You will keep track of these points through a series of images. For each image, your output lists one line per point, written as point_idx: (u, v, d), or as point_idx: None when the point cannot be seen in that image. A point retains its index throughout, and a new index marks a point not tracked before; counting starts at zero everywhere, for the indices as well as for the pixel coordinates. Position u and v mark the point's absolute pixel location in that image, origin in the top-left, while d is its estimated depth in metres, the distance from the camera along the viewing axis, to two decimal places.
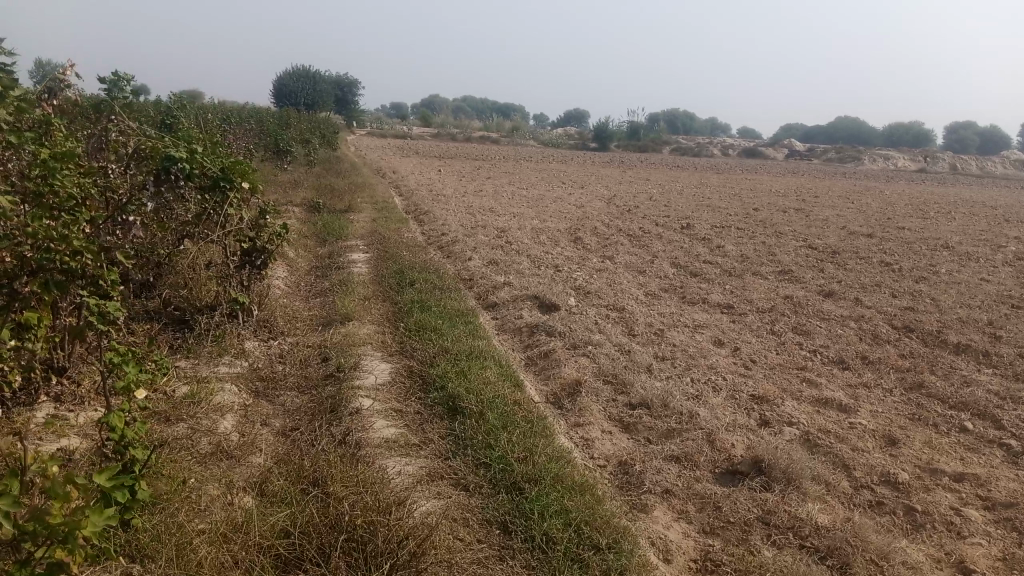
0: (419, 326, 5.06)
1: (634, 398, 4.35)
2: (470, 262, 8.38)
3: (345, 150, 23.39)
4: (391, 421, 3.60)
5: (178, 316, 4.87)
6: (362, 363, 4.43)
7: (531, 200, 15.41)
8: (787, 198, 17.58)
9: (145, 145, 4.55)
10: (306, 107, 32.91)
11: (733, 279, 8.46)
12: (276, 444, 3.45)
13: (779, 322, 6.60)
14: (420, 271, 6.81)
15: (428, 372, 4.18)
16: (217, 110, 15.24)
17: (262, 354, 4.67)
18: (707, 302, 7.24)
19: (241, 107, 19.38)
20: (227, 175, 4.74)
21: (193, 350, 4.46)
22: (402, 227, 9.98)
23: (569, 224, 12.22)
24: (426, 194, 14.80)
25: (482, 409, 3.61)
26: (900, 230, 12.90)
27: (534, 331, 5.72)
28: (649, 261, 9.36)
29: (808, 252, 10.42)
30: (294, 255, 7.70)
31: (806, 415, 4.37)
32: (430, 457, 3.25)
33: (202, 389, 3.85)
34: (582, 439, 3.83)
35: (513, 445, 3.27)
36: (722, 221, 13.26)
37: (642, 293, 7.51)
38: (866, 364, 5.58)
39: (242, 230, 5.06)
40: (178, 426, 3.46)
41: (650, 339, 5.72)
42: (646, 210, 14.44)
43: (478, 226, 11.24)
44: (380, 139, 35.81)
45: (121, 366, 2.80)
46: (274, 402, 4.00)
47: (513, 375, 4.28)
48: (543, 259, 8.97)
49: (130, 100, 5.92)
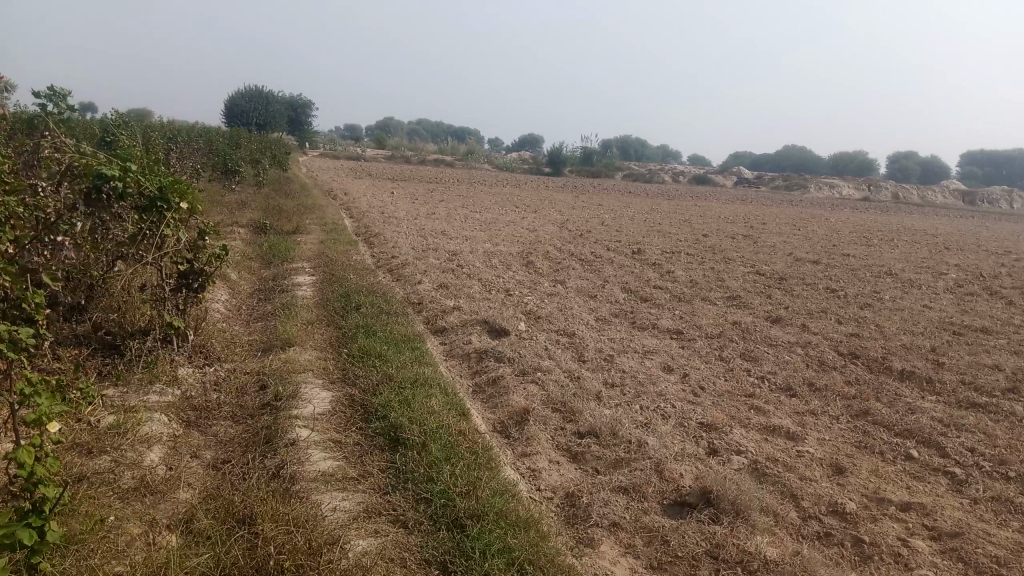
0: (363, 352, 4.92)
1: (583, 426, 4.26)
2: (420, 285, 8.25)
3: (296, 172, 23.12)
4: (330, 454, 3.46)
5: (109, 341, 4.65)
6: (302, 391, 4.28)
7: (483, 223, 15.36)
8: (736, 224, 17.83)
9: (77, 162, 4.35)
10: (257, 128, 32.52)
11: (682, 305, 8.48)
12: (205, 478, 3.28)
13: (728, 348, 6.60)
14: (367, 295, 6.67)
15: (370, 400, 4.05)
16: (163, 128, 14.90)
17: (197, 381, 4.48)
18: (657, 328, 7.22)
19: (189, 126, 19.03)
20: (165, 196, 4.58)
21: (123, 376, 4.25)
22: (351, 249, 9.82)
23: (521, 248, 12.19)
24: (377, 216, 14.65)
25: (425, 440, 3.49)
26: (845, 257, 13.15)
27: (483, 357, 5.62)
28: (600, 286, 9.34)
29: (756, 278, 10.53)
30: (237, 278, 7.49)
31: (754, 443, 4.33)
32: (368, 492, 3.12)
33: (130, 418, 3.65)
34: (528, 469, 3.73)
35: (455, 478, 3.15)
36: (672, 246, 13.36)
37: (592, 318, 7.46)
38: (813, 391, 5.59)
39: (180, 251, 4.90)
40: (101, 460, 3.26)
41: (600, 365, 5.65)
42: (598, 235, 14.50)
43: (429, 248, 11.13)
44: (333, 161, 35.51)
45: (31, 397, 2.59)
46: (207, 433, 3.83)
47: (458, 403, 4.16)
48: (494, 283, 8.89)
49: (64, 114, 5.69)
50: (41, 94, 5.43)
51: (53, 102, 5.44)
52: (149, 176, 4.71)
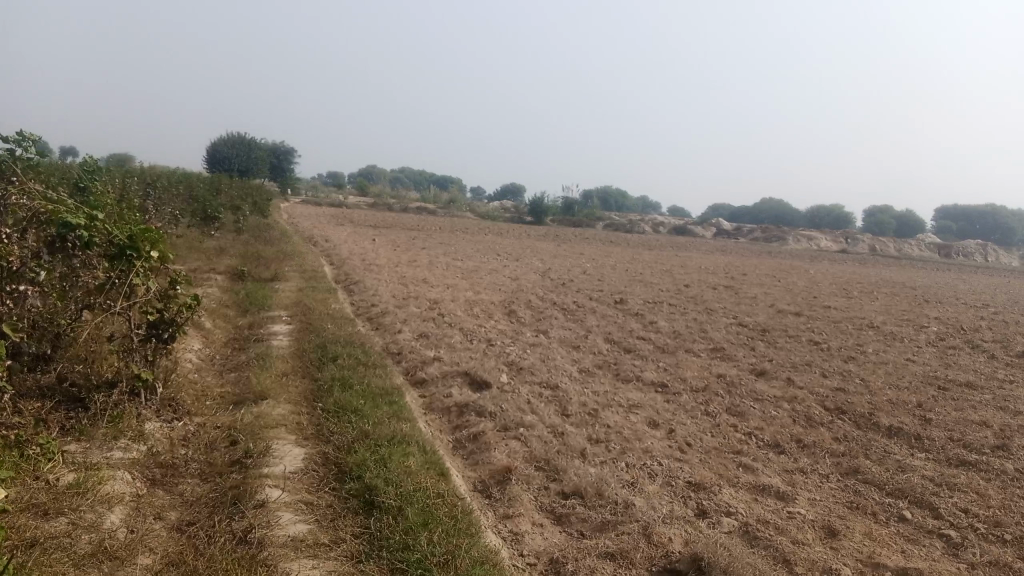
0: (339, 406, 4.75)
1: (567, 486, 4.10)
2: (400, 335, 8.10)
3: (277, 218, 23.04)
4: (300, 517, 3.28)
5: (74, 393, 4.45)
6: (273, 447, 4.10)
7: (465, 271, 15.30)
8: (717, 275, 17.88)
9: (43, 208, 4.20)
10: (240, 174, 32.49)
11: (666, 357, 8.37)
12: (169, 542, 3.07)
13: (713, 402, 6.48)
14: (345, 345, 6.51)
15: (344, 459, 3.87)
16: (143, 174, 14.79)
17: (164, 437, 4.28)
18: (641, 380, 7.09)
19: (170, 171, 18.94)
20: (134, 244, 4.42)
21: (86, 432, 4.04)
22: (330, 297, 9.67)
23: (503, 297, 12.09)
24: (358, 263, 14.54)
25: (401, 503, 3.31)
26: (826, 309, 13.17)
27: (464, 410, 5.46)
28: (583, 336, 9.22)
29: (739, 330, 10.47)
30: (212, 326, 7.31)
31: (744, 504, 4.19)
32: (340, 560, 2.94)
33: (90, 477, 3.43)
34: (510, 533, 3.57)
35: (433, 545, 2.97)
36: (654, 296, 13.33)
37: (575, 370, 7.33)
38: (801, 448, 5.45)
39: (150, 301, 4.73)
40: (57, 522, 3.04)
41: (584, 420, 5.50)
42: (580, 284, 14.45)
43: (410, 297, 10.99)
44: (315, 208, 35.48)
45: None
46: (172, 492, 3.63)
47: (438, 462, 4.00)
48: (476, 333, 8.75)
49: (34, 158, 5.54)
50: (10, 139, 5.29)
51: (22, 146, 5.30)
52: (119, 224, 4.56)
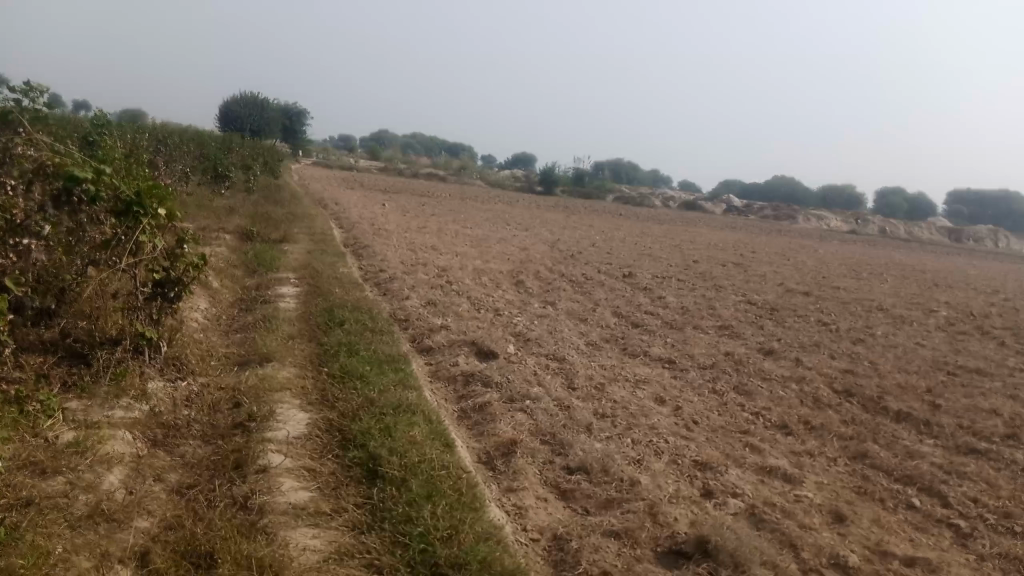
0: (344, 372, 4.69)
1: (572, 461, 4.04)
2: (407, 301, 8.04)
3: (286, 179, 22.89)
4: (302, 484, 3.23)
5: (76, 349, 4.40)
6: (277, 411, 4.05)
7: (474, 239, 15.20)
8: (727, 251, 17.74)
9: (48, 162, 4.11)
10: (250, 134, 32.28)
11: (674, 332, 8.28)
12: (168, 504, 3.02)
13: (721, 381, 6.40)
14: (351, 310, 6.44)
15: (348, 426, 3.81)
16: (153, 130, 14.67)
17: (167, 396, 4.24)
18: (649, 356, 7.02)
19: (181, 128, 18.82)
20: (141, 201, 4.35)
21: (88, 389, 3.99)
22: (338, 261, 9.60)
23: (511, 267, 12.00)
24: (367, 227, 14.46)
25: (405, 474, 3.26)
26: (835, 289, 13.05)
27: (469, 380, 5.40)
28: (591, 309, 9.13)
29: (748, 308, 10.37)
30: (218, 286, 7.25)
31: (751, 485, 4.13)
32: (341, 531, 2.89)
33: (91, 436, 3.38)
34: (514, 507, 3.52)
35: (436, 519, 2.92)
36: (663, 271, 13.23)
37: (582, 342, 7.25)
38: (809, 430, 5.39)
39: (156, 260, 4.68)
40: (55, 481, 2.98)
41: (591, 394, 5.44)
42: (589, 256, 14.36)
43: (418, 263, 10.91)
44: (325, 170, 35.32)
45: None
46: (173, 453, 3.58)
47: (443, 432, 3.94)
48: (483, 302, 8.68)
49: (41, 110, 5.43)
50: (16, 89, 5.18)
51: (29, 98, 5.19)
52: (127, 179, 4.49)
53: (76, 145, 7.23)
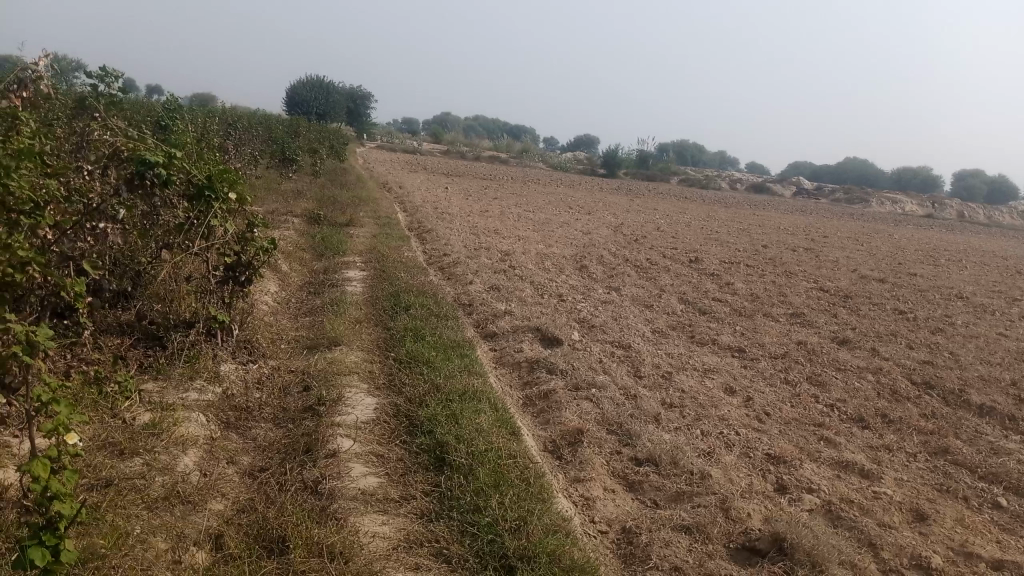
0: (411, 357, 4.70)
1: (640, 452, 3.97)
2: (471, 286, 8.03)
3: (352, 162, 23.16)
4: (371, 469, 3.24)
5: (152, 331, 4.49)
6: (345, 396, 4.08)
7: (537, 223, 15.13)
8: (797, 236, 17.27)
9: (123, 147, 4.18)
10: (318, 118, 32.76)
11: (743, 320, 8.09)
12: (240, 488, 3.07)
13: (793, 371, 6.22)
14: (416, 294, 6.46)
15: (415, 412, 3.81)
16: (224, 115, 14.98)
17: (239, 379, 4.32)
18: (717, 344, 6.86)
19: (250, 113, 19.21)
20: (212, 185, 4.42)
21: (163, 371, 4.08)
22: (403, 245, 9.66)
23: (575, 251, 11.90)
24: (431, 211, 14.53)
25: (472, 462, 3.23)
26: (912, 276, 12.58)
27: (534, 367, 5.36)
28: (656, 295, 8.99)
29: (819, 295, 10.07)
30: (287, 270, 7.36)
31: (826, 481, 4.00)
32: (409, 518, 2.89)
33: (166, 418, 3.44)
34: (582, 498, 3.48)
35: (504, 509, 2.89)
36: (730, 256, 12.94)
37: (648, 330, 7.14)
38: (887, 424, 5.19)
39: (228, 243, 4.74)
40: (133, 462, 3.04)
41: (658, 383, 5.35)
42: (654, 240, 14.15)
43: (482, 247, 10.91)
44: (389, 154, 35.66)
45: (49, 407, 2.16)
46: (246, 437, 3.64)
47: (509, 419, 3.91)
48: (547, 287, 8.61)
49: (116, 95, 5.55)
50: (93, 75, 5.30)
51: (105, 83, 5.32)
52: (199, 163, 4.56)
53: (152, 130, 7.39)
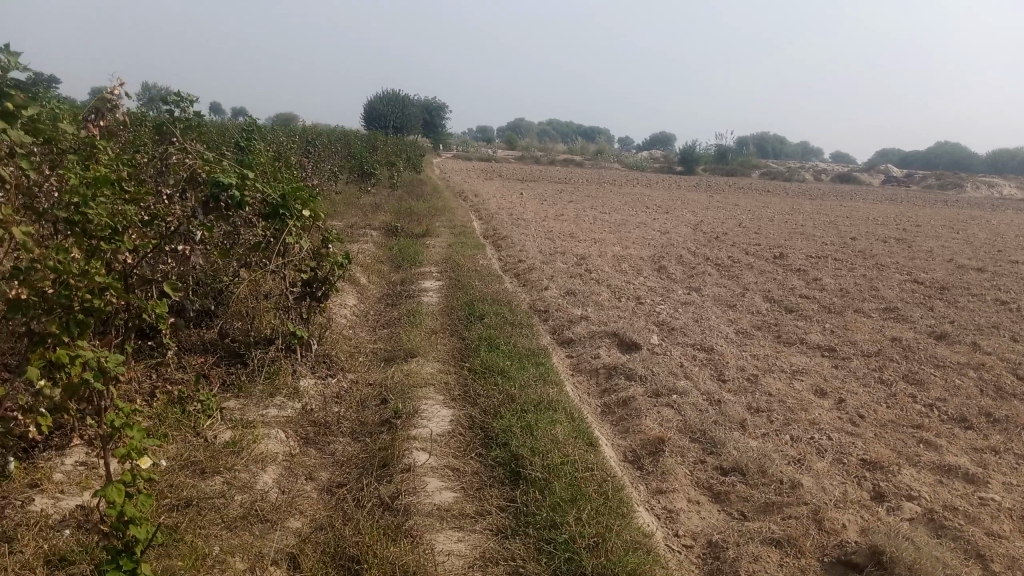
0: (486, 367, 4.67)
1: (725, 461, 3.82)
2: (547, 292, 7.97)
3: (428, 173, 23.42)
4: (447, 484, 3.20)
5: (233, 349, 4.59)
6: (421, 408, 4.06)
7: (613, 225, 14.96)
8: (887, 226, 16.57)
9: (199, 170, 4.26)
10: (394, 131, 33.35)
11: (833, 318, 7.75)
12: (318, 504, 3.07)
13: (888, 369, 5.91)
14: (491, 303, 6.43)
15: (490, 424, 3.76)
16: (303, 133, 15.38)
17: (317, 394, 4.36)
18: (806, 344, 6.59)
19: (329, 130, 19.71)
20: (286, 204, 4.47)
21: (244, 388, 4.15)
22: (478, 254, 9.67)
23: (653, 252, 11.70)
24: (506, 217, 14.54)
25: (548, 476, 3.16)
26: (1015, 264, 11.88)
27: (612, 373, 5.25)
28: (739, 294, 8.73)
29: (914, 287, 9.60)
30: (365, 283, 7.45)
31: (928, 487, 3.75)
32: (484, 535, 2.83)
33: (246, 436, 3.49)
34: (664, 511, 3.37)
35: (581, 525, 2.80)
36: (817, 250, 12.49)
37: (732, 331, 6.92)
38: (992, 423, 4.86)
39: (304, 260, 4.79)
40: (214, 480, 3.08)
41: (742, 386, 5.16)
42: (735, 237, 13.80)
43: (558, 252, 10.83)
44: (465, 162, 35.99)
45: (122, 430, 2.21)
46: (324, 451, 3.66)
47: (587, 430, 3.81)
48: (625, 290, 8.47)
49: (193, 119, 5.71)
50: (169, 100, 5.47)
51: (180, 107, 5.47)
52: (274, 182, 4.62)
53: (231, 152, 7.59)
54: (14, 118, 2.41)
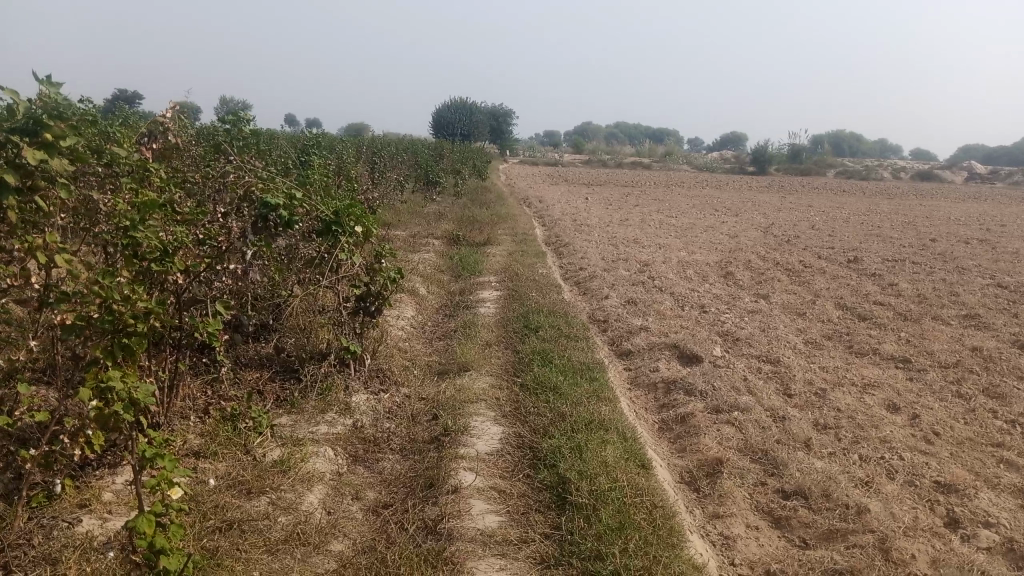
0: (539, 382, 4.58)
1: (788, 484, 3.64)
2: (608, 301, 7.84)
3: (494, 180, 23.44)
4: (493, 507, 3.13)
5: (289, 364, 4.61)
6: (472, 425, 4.00)
7: (680, 229, 14.70)
8: (971, 226, 15.82)
9: (250, 188, 4.28)
10: (460, 138, 33.63)
11: (909, 326, 7.39)
12: (363, 526, 3.04)
13: (968, 382, 5.59)
14: (548, 314, 6.34)
15: (539, 444, 3.68)
16: (370, 143, 15.63)
17: (370, 409, 4.34)
18: (879, 355, 6.29)
19: (397, 139, 19.97)
20: (339, 220, 4.46)
21: (297, 404, 4.15)
22: (539, 262, 9.60)
23: (720, 257, 11.43)
24: (570, 223, 14.44)
25: (595, 502, 3.05)
26: None
27: (671, 387, 5.11)
28: (809, 302, 8.41)
29: (998, 292, 9.11)
30: (424, 293, 7.46)
31: (1008, 513, 3.50)
32: (527, 564, 2.75)
33: (294, 454, 3.48)
34: (720, 538, 3.23)
35: (627, 557, 2.70)
36: (894, 253, 12.00)
37: (800, 341, 6.67)
38: None
39: (357, 275, 4.78)
40: (259, 501, 3.08)
41: (809, 402, 4.94)
42: (807, 240, 13.39)
43: (620, 259, 10.68)
44: (531, 168, 35.98)
45: (155, 459, 2.24)
46: (373, 470, 3.63)
47: (640, 451, 3.69)
48: (689, 299, 8.26)
49: (251, 138, 5.80)
50: (227, 119, 5.57)
51: (238, 126, 5.57)
52: (327, 199, 4.63)
53: (293, 166, 7.70)
54: (54, 148, 2.49)
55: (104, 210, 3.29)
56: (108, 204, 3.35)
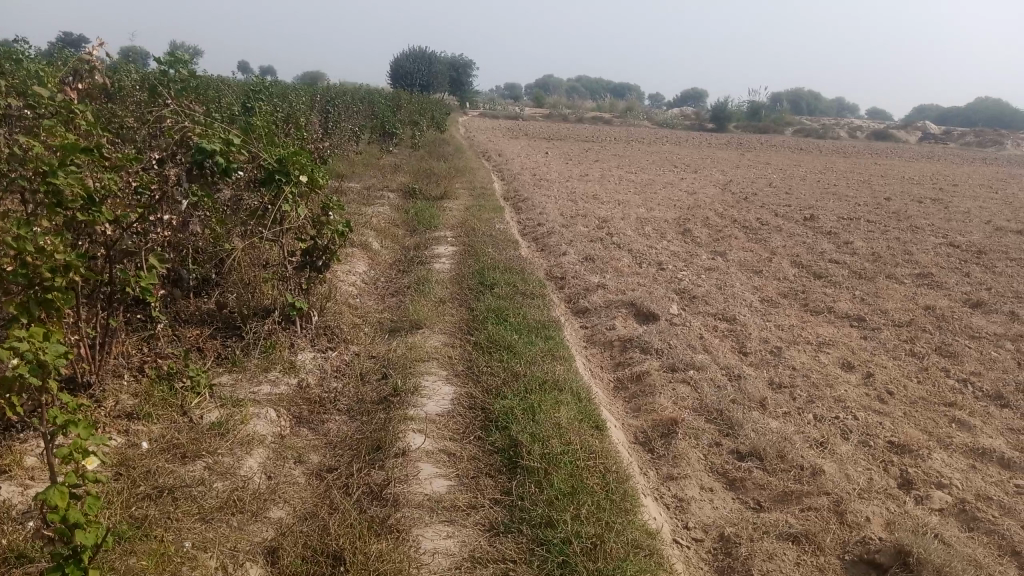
0: (492, 341, 4.45)
1: (743, 445, 3.58)
2: (565, 257, 7.71)
3: (453, 133, 23.01)
4: (443, 471, 3.02)
5: (231, 320, 4.40)
6: (422, 385, 3.87)
7: (639, 185, 14.59)
8: (924, 186, 15.97)
9: (186, 132, 3.98)
10: (419, 89, 32.90)
11: (863, 284, 7.40)
12: (304, 492, 2.91)
13: (920, 341, 5.60)
14: (504, 271, 6.19)
15: (491, 405, 3.56)
16: (324, 92, 15.11)
17: (315, 367, 4.17)
18: (834, 313, 6.29)
19: (354, 88, 19.39)
20: (283, 167, 4.22)
21: (239, 363, 3.96)
22: (496, 217, 9.39)
23: (678, 214, 11.35)
24: (529, 178, 14.22)
25: (547, 466, 2.96)
26: None
27: (627, 346, 5.03)
28: (766, 259, 8.39)
29: (949, 251, 9.19)
30: (377, 248, 7.24)
31: (960, 473, 3.49)
32: (476, 531, 2.66)
33: (233, 416, 3.31)
34: (674, 500, 3.18)
35: (580, 524, 2.61)
36: (850, 211, 12.04)
37: (756, 299, 6.64)
38: None
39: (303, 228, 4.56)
40: (194, 466, 2.91)
41: (764, 360, 4.90)
42: (765, 198, 13.38)
43: (578, 215, 10.52)
44: (491, 121, 35.40)
45: (68, 425, 2.06)
46: (317, 432, 3.48)
47: (595, 411, 3.60)
48: (646, 255, 8.17)
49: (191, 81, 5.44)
50: (164, 60, 5.20)
51: (175, 68, 5.21)
52: (270, 146, 4.37)
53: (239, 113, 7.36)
54: None
55: (21, 152, 3.04)
56: (27, 147, 3.10)
